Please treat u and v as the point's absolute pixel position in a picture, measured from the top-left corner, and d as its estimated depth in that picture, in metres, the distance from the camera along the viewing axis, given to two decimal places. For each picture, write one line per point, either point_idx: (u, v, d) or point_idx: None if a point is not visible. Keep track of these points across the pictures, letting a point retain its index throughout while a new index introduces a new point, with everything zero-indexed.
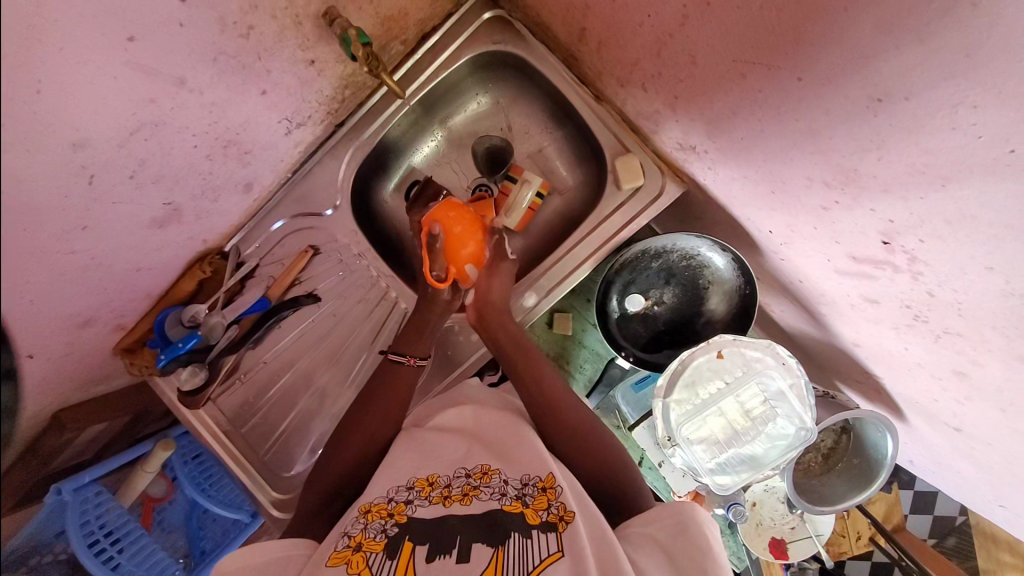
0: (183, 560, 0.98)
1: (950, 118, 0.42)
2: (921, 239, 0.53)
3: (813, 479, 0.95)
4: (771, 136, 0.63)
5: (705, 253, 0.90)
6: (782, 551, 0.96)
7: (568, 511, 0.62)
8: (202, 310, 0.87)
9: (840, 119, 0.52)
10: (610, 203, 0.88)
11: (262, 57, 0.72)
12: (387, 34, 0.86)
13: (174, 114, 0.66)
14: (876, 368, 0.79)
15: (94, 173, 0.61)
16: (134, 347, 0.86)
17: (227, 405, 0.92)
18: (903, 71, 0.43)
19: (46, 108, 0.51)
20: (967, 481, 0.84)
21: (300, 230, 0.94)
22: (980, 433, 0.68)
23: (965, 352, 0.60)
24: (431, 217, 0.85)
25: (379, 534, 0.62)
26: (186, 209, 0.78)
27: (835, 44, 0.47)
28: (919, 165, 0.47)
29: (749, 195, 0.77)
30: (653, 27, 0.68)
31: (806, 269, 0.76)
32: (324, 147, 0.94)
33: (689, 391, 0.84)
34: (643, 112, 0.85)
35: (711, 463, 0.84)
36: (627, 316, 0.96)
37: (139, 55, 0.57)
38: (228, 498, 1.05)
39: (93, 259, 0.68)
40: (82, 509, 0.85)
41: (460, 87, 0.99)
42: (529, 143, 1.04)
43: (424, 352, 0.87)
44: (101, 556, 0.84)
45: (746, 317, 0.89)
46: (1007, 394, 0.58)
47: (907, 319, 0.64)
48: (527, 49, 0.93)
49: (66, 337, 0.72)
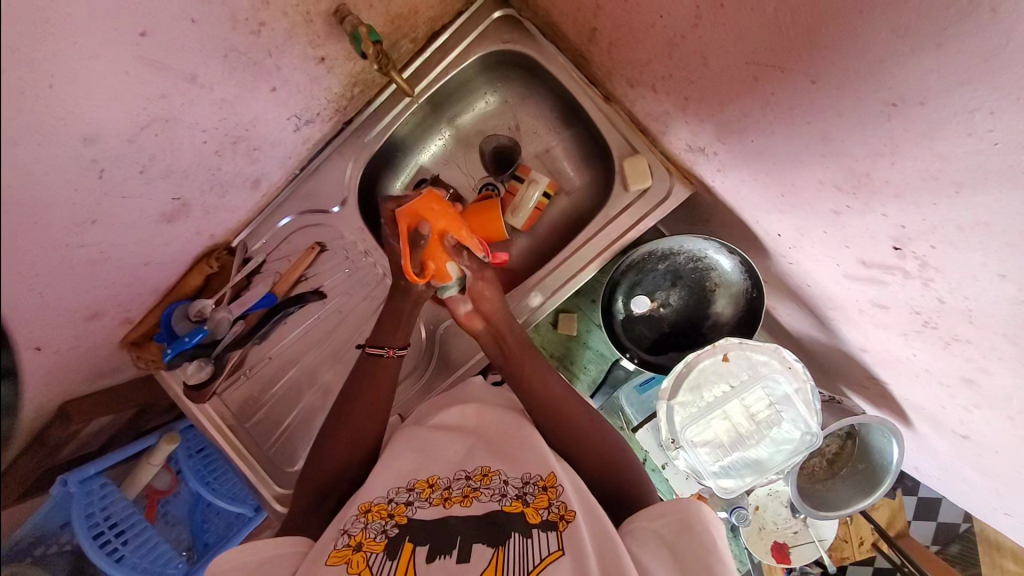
0: (186, 553, 0.99)
1: (966, 123, 0.42)
2: (933, 245, 0.52)
3: (818, 484, 0.94)
4: (783, 140, 0.62)
5: (713, 255, 0.89)
6: (785, 556, 0.96)
7: (568, 510, 0.62)
8: (209, 304, 0.89)
9: (853, 124, 0.51)
10: (617, 204, 0.88)
11: (273, 54, 0.72)
12: (397, 32, 0.85)
13: (184, 109, 0.66)
14: (884, 374, 0.79)
15: (104, 168, 0.61)
16: (141, 340, 0.87)
17: (231, 400, 0.92)
18: (918, 75, 0.43)
19: (59, 102, 0.52)
20: (972, 488, 0.83)
21: (308, 226, 0.94)
22: (987, 440, 0.68)
23: (974, 359, 0.59)
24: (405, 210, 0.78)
25: (380, 534, 0.62)
26: (194, 204, 0.78)
27: (851, 48, 0.47)
28: (932, 171, 0.47)
29: (758, 198, 0.76)
30: (665, 29, 0.68)
31: (815, 273, 0.76)
32: (332, 144, 0.94)
33: (694, 394, 0.84)
34: (653, 113, 0.85)
35: (715, 466, 0.84)
36: (632, 317, 0.95)
37: (151, 50, 0.57)
38: (232, 492, 1.05)
39: (102, 253, 0.68)
40: (88, 500, 0.86)
41: (469, 86, 0.99)
42: (537, 142, 1.04)
43: (403, 341, 0.87)
44: (105, 547, 0.85)
45: (752, 320, 0.89)
46: (1017, 403, 0.58)
47: (916, 326, 0.64)
48: (537, 48, 0.93)
49: (75, 330, 0.72)
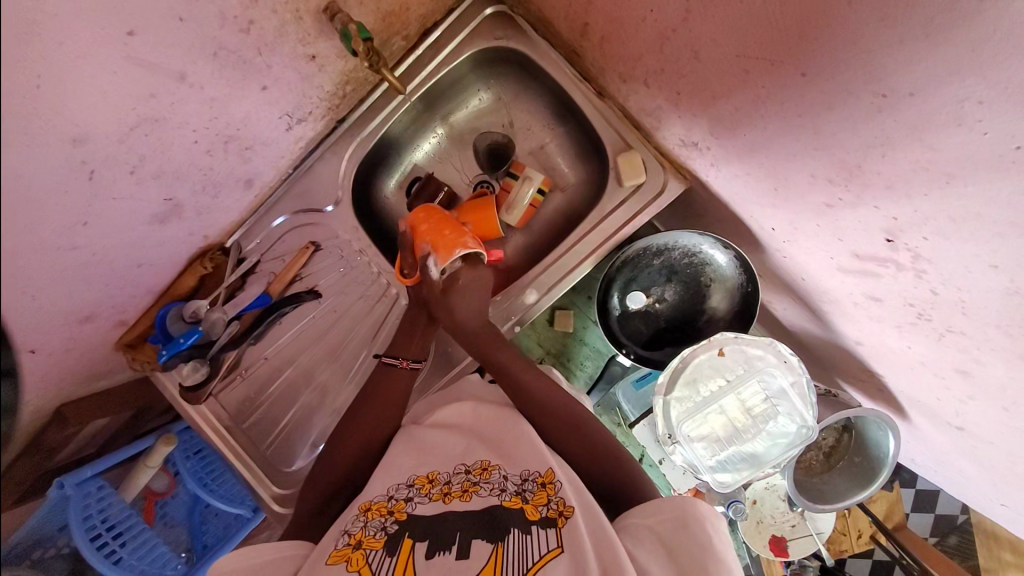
0: (185, 554, 0.99)
1: (954, 113, 0.42)
2: (925, 236, 0.52)
3: (815, 478, 0.95)
4: (774, 134, 0.62)
5: (707, 250, 0.89)
6: (782, 549, 0.96)
7: (568, 506, 0.62)
8: (203, 305, 0.88)
9: (844, 116, 0.51)
10: (611, 200, 0.88)
11: (263, 52, 0.72)
12: (388, 29, 0.85)
13: (174, 109, 0.66)
14: (878, 367, 0.79)
15: (94, 169, 0.61)
16: (136, 342, 0.87)
17: (227, 400, 0.92)
18: (907, 67, 0.43)
19: (46, 103, 0.51)
20: (968, 480, 0.84)
21: (302, 226, 0.94)
22: (982, 432, 0.68)
23: (967, 350, 0.59)
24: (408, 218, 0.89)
25: (380, 531, 0.62)
26: (187, 204, 0.78)
27: (841, 40, 0.46)
28: (924, 162, 0.47)
29: (752, 192, 0.76)
30: (656, 23, 0.68)
31: (809, 267, 0.76)
32: (325, 143, 0.94)
33: (690, 389, 0.84)
34: (646, 108, 0.85)
35: (711, 460, 0.84)
36: (628, 313, 0.95)
37: (139, 50, 0.57)
38: (230, 493, 1.05)
39: (95, 254, 0.68)
40: (85, 503, 0.86)
41: (462, 83, 0.99)
42: (531, 139, 1.04)
43: (418, 355, 0.87)
44: (103, 549, 0.85)
45: (748, 314, 0.89)
46: (1011, 393, 0.58)
47: (909, 318, 0.64)
48: (530, 44, 0.92)
49: (68, 333, 0.72)
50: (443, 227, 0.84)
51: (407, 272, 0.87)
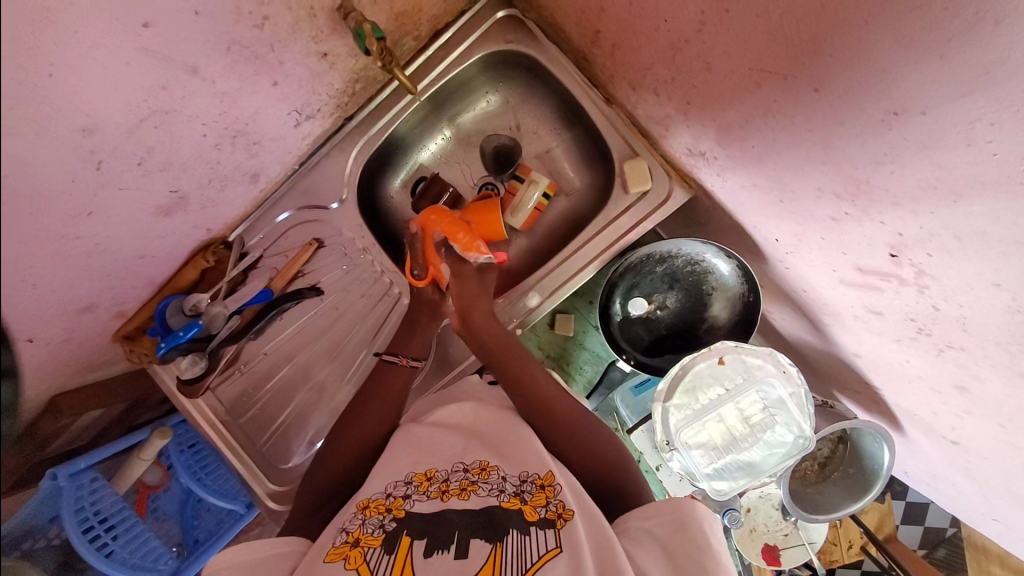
0: (176, 549, 0.98)
1: (966, 134, 0.42)
2: (929, 253, 0.53)
3: (810, 488, 0.95)
4: (782, 146, 0.63)
5: (710, 259, 0.90)
6: (774, 558, 0.97)
7: (567, 509, 0.63)
8: (204, 299, 0.87)
9: (855, 132, 0.52)
10: (617, 206, 0.88)
11: (275, 48, 0.71)
12: (399, 29, 0.85)
13: (185, 102, 0.66)
14: (876, 380, 0.80)
15: (102, 159, 0.61)
16: (133, 334, 0.86)
17: (225, 395, 0.91)
18: (921, 88, 0.43)
19: (58, 93, 0.51)
20: (962, 495, 0.84)
21: (305, 223, 0.94)
22: (976, 447, 0.69)
23: (965, 366, 0.60)
24: (417, 218, 0.90)
25: (377, 529, 0.62)
26: (192, 197, 0.78)
27: (855, 58, 0.47)
28: (932, 179, 0.47)
29: (757, 203, 0.77)
30: (669, 33, 0.68)
31: (810, 279, 0.77)
32: (332, 140, 0.94)
33: (690, 397, 0.85)
34: (654, 116, 0.85)
35: (709, 468, 0.84)
36: (629, 319, 0.96)
37: (152, 42, 0.57)
38: (223, 488, 1.06)
39: (97, 245, 0.68)
40: (78, 495, 0.84)
41: (471, 85, 0.99)
42: (537, 143, 1.04)
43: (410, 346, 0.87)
44: (95, 542, 0.83)
45: (748, 323, 0.89)
46: (1007, 410, 0.58)
47: (909, 332, 0.64)
48: (540, 49, 0.93)
49: (67, 323, 0.71)
50: (454, 230, 0.86)
51: (417, 273, 0.89)
